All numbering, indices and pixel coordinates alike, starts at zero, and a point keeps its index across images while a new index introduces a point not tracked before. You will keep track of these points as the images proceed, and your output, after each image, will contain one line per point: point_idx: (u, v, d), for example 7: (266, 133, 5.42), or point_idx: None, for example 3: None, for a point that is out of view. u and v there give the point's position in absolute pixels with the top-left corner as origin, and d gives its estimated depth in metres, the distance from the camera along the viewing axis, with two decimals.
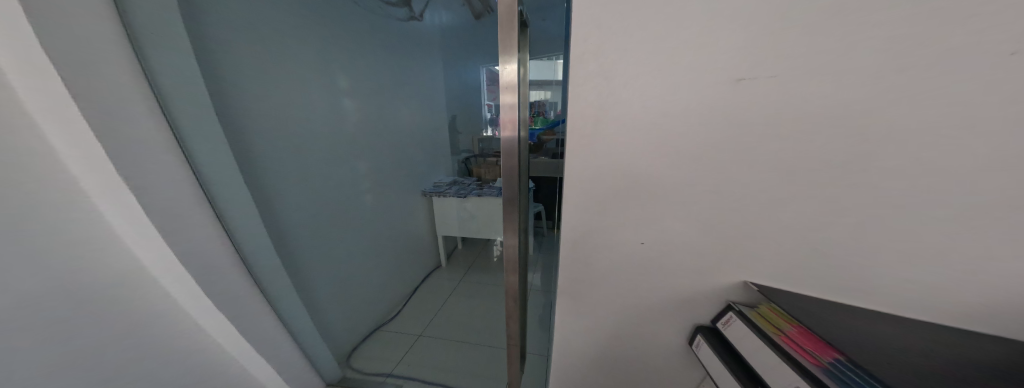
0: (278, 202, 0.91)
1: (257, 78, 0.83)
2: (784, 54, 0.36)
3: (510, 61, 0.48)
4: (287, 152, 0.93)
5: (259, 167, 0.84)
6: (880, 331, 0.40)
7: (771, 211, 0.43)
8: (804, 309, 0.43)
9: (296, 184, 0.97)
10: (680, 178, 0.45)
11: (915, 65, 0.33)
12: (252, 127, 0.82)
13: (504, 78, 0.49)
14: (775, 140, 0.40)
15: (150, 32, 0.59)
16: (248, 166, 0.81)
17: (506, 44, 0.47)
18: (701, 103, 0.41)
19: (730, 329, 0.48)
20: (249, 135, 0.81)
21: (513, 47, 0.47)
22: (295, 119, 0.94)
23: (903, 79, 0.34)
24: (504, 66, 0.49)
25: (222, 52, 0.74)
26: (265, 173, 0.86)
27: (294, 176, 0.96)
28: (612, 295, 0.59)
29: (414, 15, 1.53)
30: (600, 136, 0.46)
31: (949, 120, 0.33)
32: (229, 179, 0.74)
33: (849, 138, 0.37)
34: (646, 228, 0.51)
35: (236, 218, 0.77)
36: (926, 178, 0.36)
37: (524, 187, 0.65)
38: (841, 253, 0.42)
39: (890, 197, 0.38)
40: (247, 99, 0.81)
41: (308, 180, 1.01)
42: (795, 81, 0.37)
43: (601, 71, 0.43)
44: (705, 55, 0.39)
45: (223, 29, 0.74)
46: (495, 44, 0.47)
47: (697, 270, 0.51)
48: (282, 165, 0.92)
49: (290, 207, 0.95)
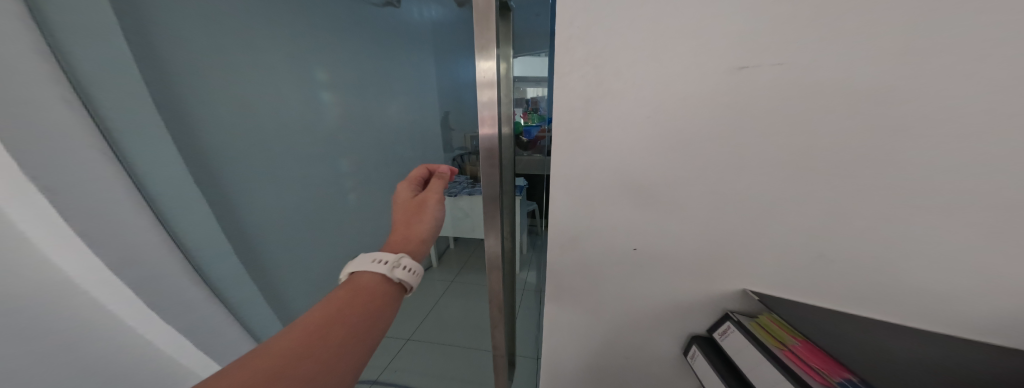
0: (244, 204, 0.87)
1: (216, 74, 0.76)
2: (800, 35, 0.32)
3: (490, 57, 0.43)
4: (255, 151, 0.87)
5: (223, 163, 0.81)
6: (888, 343, 0.36)
7: (774, 212, 0.39)
8: (809, 321, 0.39)
9: (268, 184, 0.92)
10: (674, 177, 0.41)
11: (953, 45, 0.28)
12: (213, 128, 0.77)
13: (481, 77, 0.44)
14: (779, 134, 0.36)
15: (71, 37, 0.60)
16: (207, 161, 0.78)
17: (485, 36, 0.42)
18: (701, 94, 0.36)
19: (728, 341, 0.44)
20: (207, 136, 0.77)
21: (492, 43, 0.42)
22: (263, 114, 0.87)
23: (930, 65, 0.29)
24: (482, 63, 0.44)
25: (165, 47, 0.68)
26: (229, 176, 0.83)
27: (264, 176, 0.91)
28: (605, 303, 0.55)
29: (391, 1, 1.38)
30: (588, 132, 0.42)
31: (990, 111, 0.29)
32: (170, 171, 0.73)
33: (865, 129, 0.33)
34: (639, 231, 0.46)
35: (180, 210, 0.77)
36: (952, 178, 0.31)
37: (513, 190, 0.60)
38: (849, 260, 0.38)
39: (907, 197, 0.33)
40: (205, 97, 0.75)
41: (281, 179, 0.96)
42: (802, 69, 0.33)
43: (588, 58, 0.38)
44: (702, 39, 0.34)
45: (165, 20, 0.66)
46: (473, 38, 0.42)
47: (695, 276, 0.47)
48: (250, 166, 0.86)
49: (258, 209, 0.91)
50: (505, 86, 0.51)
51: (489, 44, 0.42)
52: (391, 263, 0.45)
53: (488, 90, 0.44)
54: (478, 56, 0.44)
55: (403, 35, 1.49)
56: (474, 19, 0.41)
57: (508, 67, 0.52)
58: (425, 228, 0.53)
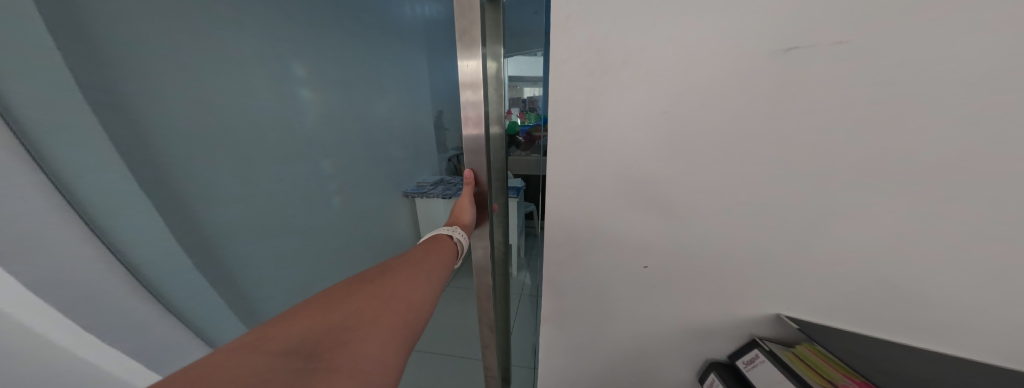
0: (222, 223, 0.69)
1: (174, 57, 0.58)
2: (860, 9, 0.25)
3: (473, 46, 0.36)
4: (228, 156, 0.70)
5: (186, 161, 0.61)
6: (960, 373, 0.30)
7: (820, 227, 0.32)
8: (863, 357, 0.32)
9: (247, 196, 0.75)
10: (693, 185, 0.35)
11: None
12: (175, 127, 0.59)
13: (465, 72, 0.37)
14: (825, 131, 0.29)
15: None
16: (161, 157, 0.57)
17: (468, 27, 0.36)
18: (733, 85, 0.30)
19: (758, 373, 0.38)
20: (167, 139, 0.58)
21: (477, 32, 0.35)
22: (236, 110, 0.71)
23: None
24: (467, 58, 0.37)
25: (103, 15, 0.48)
26: (203, 190, 0.64)
27: (241, 186, 0.74)
28: (610, 324, 0.48)
29: None
30: (591, 130, 0.35)
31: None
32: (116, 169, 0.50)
33: (949, 128, 0.25)
34: (652, 245, 0.40)
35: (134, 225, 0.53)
36: None
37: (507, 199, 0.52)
38: (907, 285, 0.31)
39: (995, 211, 0.26)
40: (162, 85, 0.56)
41: (261, 189, 0.79)
42: (868, 49, 0.26)
43: (591, 41, 0.32)
44: (737, 14, 0.27)
45: None
46: (454, 32, 0.36)
47: (716, 298, 0.40)
48: (223, 175, 0.69)
49: (240, 227, 0.74)
50: (496, 82, 0.44)
51: (472, 27, 0.36)
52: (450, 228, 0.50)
53: (471, 90, 0.38)
54: (461, 48, 0.37)
55: (392, 31, 1.41)
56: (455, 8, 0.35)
57: (501, 62, 0.45)
58: (469, 217, 0.48)
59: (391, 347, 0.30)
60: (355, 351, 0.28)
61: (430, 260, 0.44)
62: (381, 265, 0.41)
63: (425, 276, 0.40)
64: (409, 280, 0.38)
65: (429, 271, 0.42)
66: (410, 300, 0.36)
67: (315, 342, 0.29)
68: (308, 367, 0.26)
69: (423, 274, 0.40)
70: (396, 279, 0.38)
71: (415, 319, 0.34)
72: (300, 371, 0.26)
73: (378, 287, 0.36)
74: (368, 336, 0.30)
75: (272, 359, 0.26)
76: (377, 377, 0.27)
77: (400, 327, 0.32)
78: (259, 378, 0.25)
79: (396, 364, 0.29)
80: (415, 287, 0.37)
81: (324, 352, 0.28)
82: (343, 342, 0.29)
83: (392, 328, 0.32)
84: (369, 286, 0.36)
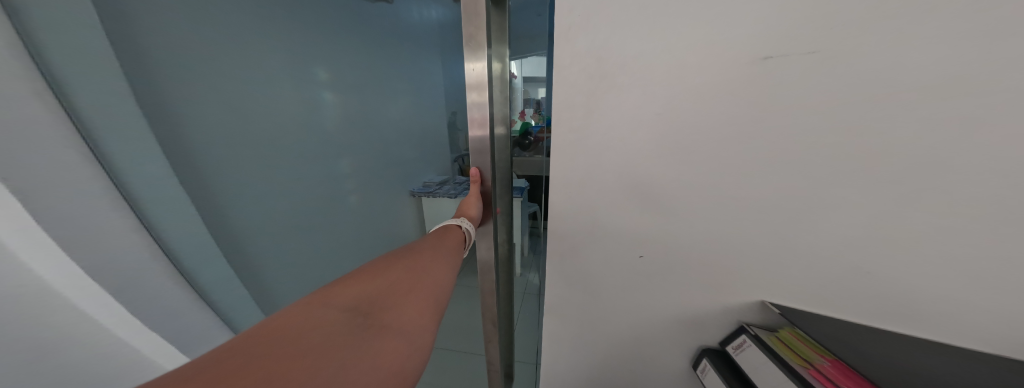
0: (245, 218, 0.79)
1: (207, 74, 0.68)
2: (826, 22, 0.28)
3: (478, 49, 0.40)
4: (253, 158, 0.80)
5: (212, 162, 0.70)
6: (922, 356, 0.32)
7: (801, 218, 0.35)
8: (838, 338, 0.35)
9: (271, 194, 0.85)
10: (684, 181, 0.38)
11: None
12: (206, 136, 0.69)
13: (472, 75, 0.41)
14: (798, 133, 0.32)
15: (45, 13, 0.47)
16: (192, 158, 0.66)
17: (474, 36, 0.40)
18: (717, 89, 0.33)
19: (745, 356, 0.41)
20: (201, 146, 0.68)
21: (482, 41, 0.39)
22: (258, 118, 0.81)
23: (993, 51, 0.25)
24: (473, 63, 0.41)
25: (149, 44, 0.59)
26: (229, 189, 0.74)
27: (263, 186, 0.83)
28: (609, 312, 0.52)
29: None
30: (591, 130, 0.39)
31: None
32: (158, 170, 0.60)
33: (911, 125, 0.28)
34: (647, 235, 0.43)
35: (171, 216, 0.63)
36: (1013, 183, 0.27)
37: (509, 197, 0.56)
38: (879, 272, 0.34)
39: (956, 202, 0.29)
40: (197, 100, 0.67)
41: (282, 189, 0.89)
42: (835, 57, 0.29)
43: (591, 49, 0.35)
44: (718, 27, 0.31)
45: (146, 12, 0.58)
46: (461, 38, 0.40)
47: (707, 286, 0.43)
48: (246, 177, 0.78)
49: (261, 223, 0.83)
50: (501, 85, 0.48)
51: (478, 32, 0.39)
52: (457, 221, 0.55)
53: (474, 92, 0.42)
54: (468, 54, 0.41)
55: (404, 34, 1.46)
56: (462, 18, 0.39)
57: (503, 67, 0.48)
58: (474, 212, 0.53)
59: (429, 315, 0.35)
60: (402, 316, 0.33)
61: (449, 245, 0.48)
62: (407, 245, 0.46)
63: (448, 258, 0.45)
64: (436, 260, 0.43)
65: (450, 255, 0.47)
66: (440, 278, 0.40)
67: (367, 304, 0.33)
68: (364, 324, 0.30)
69: (447, 256, 0.45)
70: (426, 258, 0.43)
71: (444, 295, 0.39)
72: (360, 326, 0.30)
73: (412, 263, 0.40)
74: (409, 302, 0.35)
75: (332, 315, 0.31)
76: (422, 338, 0.32)
77: (434, 299, 0.37)
78: (326, 331, 0.29)
79: (431, 329, 0.34)
80: (442, 266, 0.42)
81: (375, 312, 0.32)
82: (389, 305, 0.33)
83: (428, 299, 0.36)
84: (405, 262, 0.40)
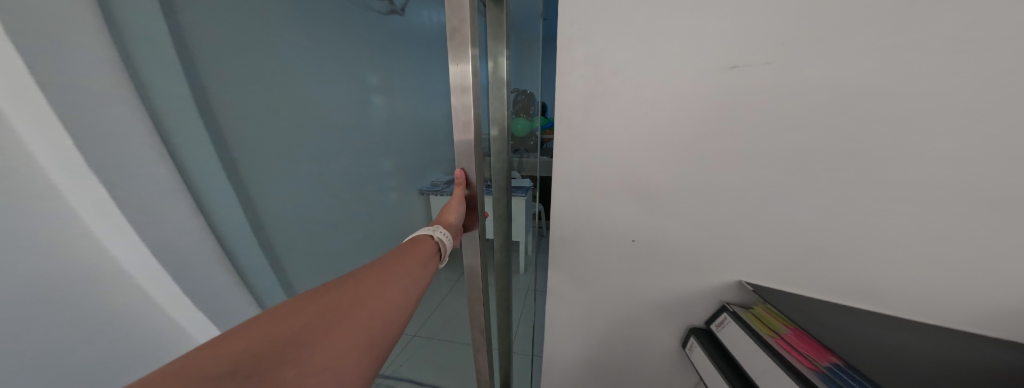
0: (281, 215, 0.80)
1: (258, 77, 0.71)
2: (780, 38, 0.34)
3: (462, 46, 0.38)
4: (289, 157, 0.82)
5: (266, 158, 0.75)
6: (874, 325, 0.37)
7: (771, 206, 0.40)
8: (802, 311, 0.40)
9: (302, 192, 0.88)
10: (669, 172, 0.44)
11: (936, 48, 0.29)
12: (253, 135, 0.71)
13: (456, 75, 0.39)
14: (765, 131, 0.37)
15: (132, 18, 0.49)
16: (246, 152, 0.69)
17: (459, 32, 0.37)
18: (694, 92, 0.39)
19: (725, 331, 0.46)
20: (249, 146, 0.70)
21: (466, 39, 0.37)
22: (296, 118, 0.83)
23: (916, 64, 0.30)
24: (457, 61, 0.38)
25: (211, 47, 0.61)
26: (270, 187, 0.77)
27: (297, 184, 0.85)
28: (604, 295, 0.57)
29: (395, 9, 1.28)
30: (589, 128, 0.45)
31: (978, 104, 0.30)
32: (210, 167, 0.62)
33: (854, 123, 0.34)
34: (639, 222, 0.48)
35: (221, 208, 0.65)
36: (938, 172, 0.32)
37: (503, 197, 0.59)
38: (839, 252, 0.39)
39: (897, 191, 0.34)
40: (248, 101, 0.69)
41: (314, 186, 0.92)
42: (790, 67, 0.35)
43: (588, 58, 0.41)
44: (695, 41, 0.37)
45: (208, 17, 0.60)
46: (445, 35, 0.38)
47: (691, 269, 0.48)
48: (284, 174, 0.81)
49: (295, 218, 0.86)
50: (495, 87, 0.55)
51: (462, 25, 0.37)
52: (430, 228, 0.46)
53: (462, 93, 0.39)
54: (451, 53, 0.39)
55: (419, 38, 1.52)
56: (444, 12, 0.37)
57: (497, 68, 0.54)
58: (455, 217, 0.48)
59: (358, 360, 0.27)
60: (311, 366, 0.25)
61: (413, 257, 0.41)
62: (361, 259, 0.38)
63: (407, 276, 0.37)
64: (389, 279, 0.35)
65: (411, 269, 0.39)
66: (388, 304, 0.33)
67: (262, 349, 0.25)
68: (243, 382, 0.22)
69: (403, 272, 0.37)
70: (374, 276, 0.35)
71: (391, 328, 0.31)
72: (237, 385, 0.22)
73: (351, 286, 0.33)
74: (331, 342, 0.27)
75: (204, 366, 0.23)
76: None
77: (371, 338, 0.29)
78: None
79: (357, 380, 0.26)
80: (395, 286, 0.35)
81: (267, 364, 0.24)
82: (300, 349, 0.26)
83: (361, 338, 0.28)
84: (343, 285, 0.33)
